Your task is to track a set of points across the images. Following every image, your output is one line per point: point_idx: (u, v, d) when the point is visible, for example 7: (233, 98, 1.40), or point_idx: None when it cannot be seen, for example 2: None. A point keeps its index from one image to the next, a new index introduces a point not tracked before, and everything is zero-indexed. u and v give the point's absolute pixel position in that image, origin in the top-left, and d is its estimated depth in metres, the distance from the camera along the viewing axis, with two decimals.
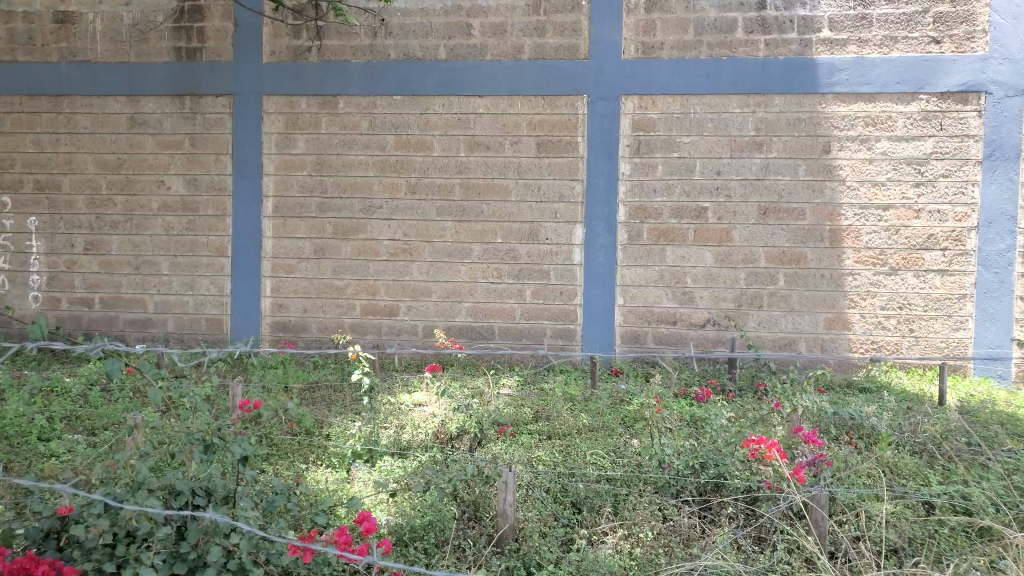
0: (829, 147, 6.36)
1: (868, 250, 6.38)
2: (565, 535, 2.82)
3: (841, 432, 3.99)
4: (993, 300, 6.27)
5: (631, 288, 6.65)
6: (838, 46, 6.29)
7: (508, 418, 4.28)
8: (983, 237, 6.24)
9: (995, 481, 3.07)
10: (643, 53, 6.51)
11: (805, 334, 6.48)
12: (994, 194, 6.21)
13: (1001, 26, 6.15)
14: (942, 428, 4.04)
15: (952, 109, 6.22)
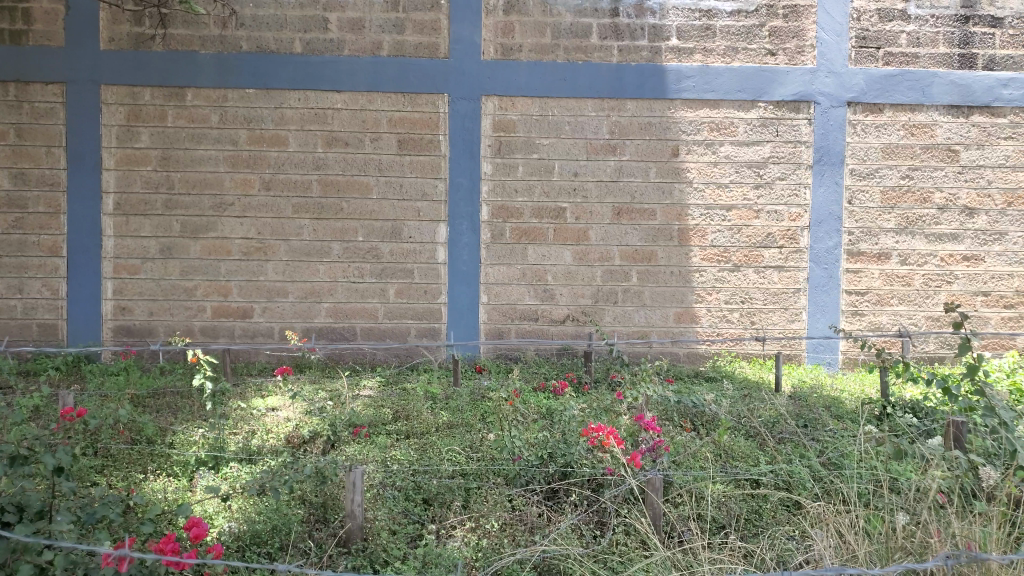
0: (677, 151, 6.70)
1: (713, 248, 6.78)
2: (414, 531, 2.83)
3: (683, 420, 4.23)
4: (822, 293, 6.82)
5: (494, 287, 6.74)
6: (685, 55, 6.65)
7: (365, 419, 4.23)
8: (814, 236, 6.78)
9: (815, 458, 3.35)
10: (502, 54, 6.61)
11: (657, 328, 6.81)
12: (823, 195, 6.76)
13: (827, 42, 6.66)
14: (772, 413, 4.37)
15: (786, 117, 6.71)
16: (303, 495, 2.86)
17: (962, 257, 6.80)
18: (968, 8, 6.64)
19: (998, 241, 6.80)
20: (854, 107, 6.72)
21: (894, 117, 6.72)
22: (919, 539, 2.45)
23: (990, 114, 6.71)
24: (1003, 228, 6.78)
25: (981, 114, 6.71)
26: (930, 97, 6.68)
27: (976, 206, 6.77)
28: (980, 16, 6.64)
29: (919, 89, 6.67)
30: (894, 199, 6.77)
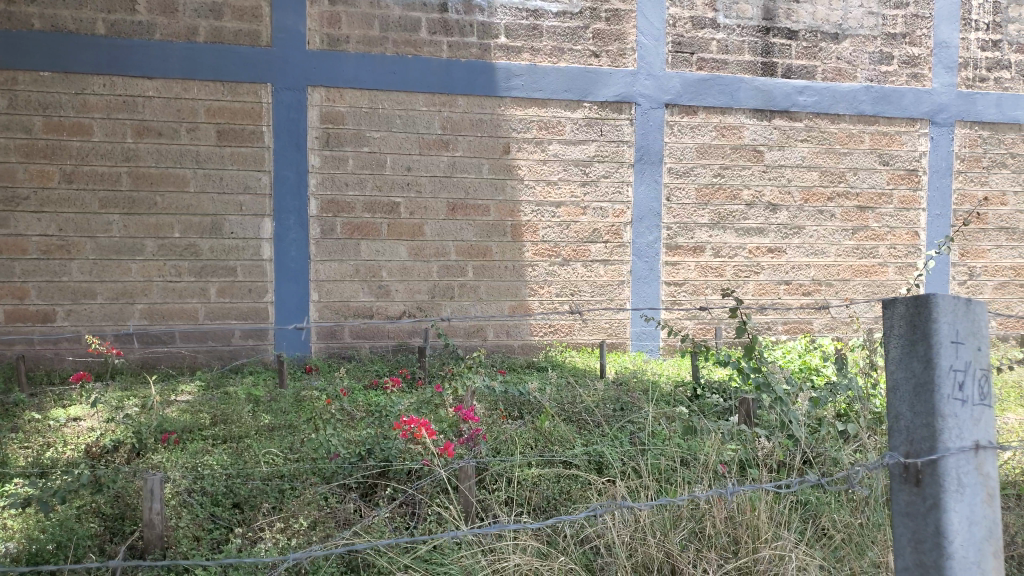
0: (508, 148, 6.84)
1: (543, 243, 6.98)
2: (220, 537, 2.73)
3: (510, 410, 4.33)
4: (644, 285, 7.20)
5: (325, 284, 6.56)
6: (514, 53, 6.79)
7: (177, 424, 4.00)
8: (636, 231, 7.14)
9: (625, 438, 3.54)
10: (329, 45, 6.45)
11: (492, 321, 6.93)
12: (644, 192, 7.13)
13: (646, 46, 7.02)
14: (594, 398, 4.57)
15: (609, 117, 7.02)
16: (98, 508, 2.77)
17: (766, 249, 7.41)
18: (769, 20, 7.23)
19: (797, 234, 7.46)
20: (671, 109, 7.13)
21: (707, 119, 7.20)
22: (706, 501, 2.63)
23: (789, 119, 7.34)
24: (801, 223, 7.45)
25: (781, 118, 7.32)
26: (737, 101, 7.21)
27: (778, 203, 7.39)
28: (779, 28, 7.25)
29: (728, 94, 7.19)
30: (707, 196, 7.26)
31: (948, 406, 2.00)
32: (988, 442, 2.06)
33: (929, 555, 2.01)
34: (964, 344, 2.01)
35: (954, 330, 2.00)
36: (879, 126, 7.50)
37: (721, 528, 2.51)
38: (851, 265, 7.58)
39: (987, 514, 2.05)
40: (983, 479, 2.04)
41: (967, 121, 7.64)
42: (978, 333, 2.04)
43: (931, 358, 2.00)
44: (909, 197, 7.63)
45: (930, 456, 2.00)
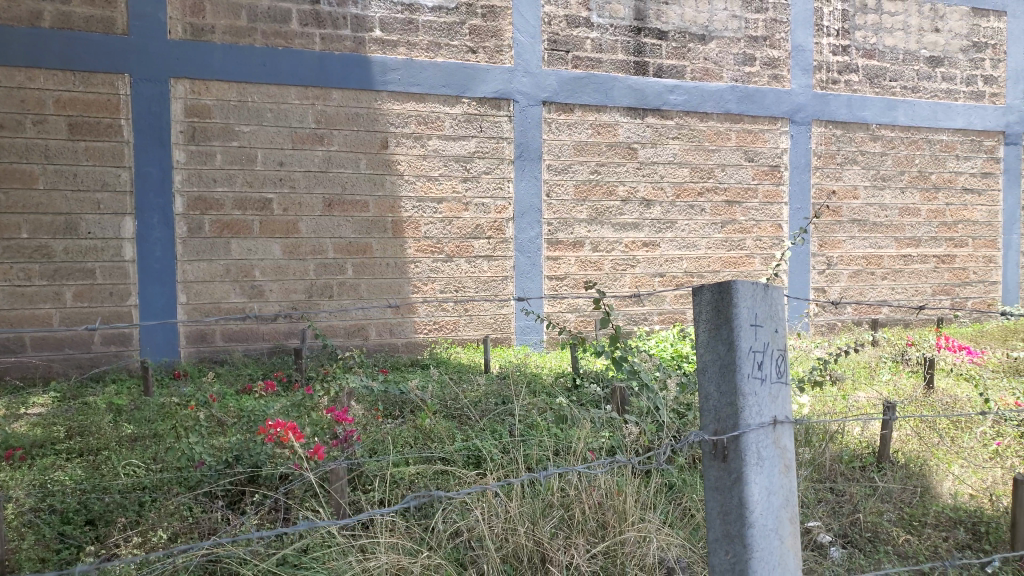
0: (386, 144, 6.75)
1: (425, 239, 6.92)
2: (69, 557, 2.56)
3: (390, 409, 4.27)
4: (528, 280, 7.29)
5: (194, 285, 6.26)
6: (390, 47, 6.70)
7: (26, 440, 3.72)
8: (517, 226, 7.21)
9: (502, 431, 3.57)
10: (192, 34, 6.15)
11: (374, 320, 6.82)
12: (525, 188, 7.20)
13: (522, 43, 7.09)
14: (478, 393, 4.57)
15: (488, 113, 7.06)
16: None
17: (643, 243, 7.66)
18: (640, 21, 7.46)
19: (671, 228, 7.74)
20: (549, 106, 7.23)
21: (583, 116, 7.35)
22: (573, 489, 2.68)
23: (661, 117, 7.61)
24: (674, 217, 7.74)
25: (654, 116, 7.58)
26: (612, 99, 7.41)
27: (652, 198, 7.65)
28: (650, 29, 7.50)
29: (602, 91, 7.37)
30: (586, 192, 7.42)
31: (748, 384, 1.84)
32: (785, 417, 1.93)
33: (732, 528, 1.87)
34: (765, 322, 1.86)
35: (754, 310, 1.84)
36: (743, 125, 7.89)
37: (588, 515, 2.57)
38: (720, 257, 7.95)
39: (783, 484, 1.94)
40: (780, 452, 1.93)
41: (822, 121, 8.16)
42: (776, 312, 1.90)
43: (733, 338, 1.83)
44: (772, 192, 8.08)
45: (731, 432, 1.84)
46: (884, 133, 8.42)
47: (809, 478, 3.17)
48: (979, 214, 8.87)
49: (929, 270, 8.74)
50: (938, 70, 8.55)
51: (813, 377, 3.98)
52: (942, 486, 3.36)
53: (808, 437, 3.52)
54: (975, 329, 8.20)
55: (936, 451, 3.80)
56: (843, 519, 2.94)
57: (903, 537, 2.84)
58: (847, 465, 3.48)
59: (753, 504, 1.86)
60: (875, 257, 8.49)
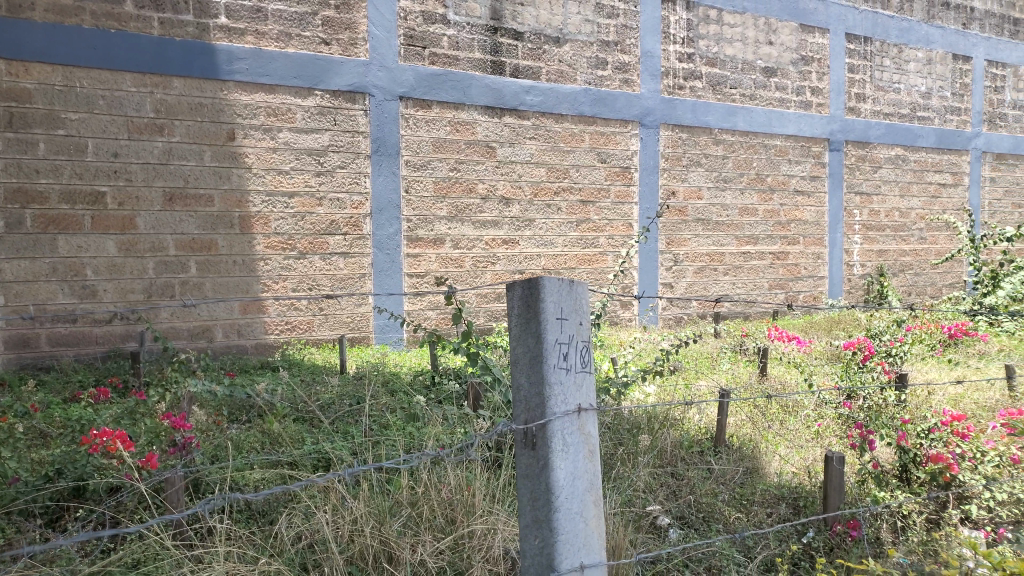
0: (233, 135, 6.45)
1: (277, 235, 6.69)
2: None
3: (237, 413, 4.10)
4: (386, 277, 7.18)
5: (15, 285, 5.77)
6: (236, 36, 6.40)
7: None
8: (375, 223, 7.09)
9: (354, 432, 3.53)
10: (8, 11, 5.63)
11: (221, 320, 6.53)
12: (382, 184, 7.09)
13: (377, 37, 6.98)
14: (332, 393, 4.47)
15: (343, 107, 6.89)
16: None
17: (501, 241, 7.75)
18: (496, 20, 7.54)
19: (529, 226, 7.89)
20: (406, 102, 7.15)
21: (440, 113, 7.33)
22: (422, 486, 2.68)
23: (518, 116, 7.73)
24: (531, 216, 7.89)
25: (511, 116, 7.68)
26: (469, 97, 7.44)
27: (510, 196, 7.76)
28: (506, 29, 7.60)
29: (460, 89, 7.39)
30: (444, 189, 7.40)
31: (555, 374, 1.84)
32: (592, 407, 1.94)
33: (540, 513, 1.85)
34: (572, 314, 1.87)
35: (560, 303, 1.85)
36: (597, 127, 8.17)
37: (436, 510, 2.59)
38: (576, 254, 8.19)
39: (591, 470, 1.94)
40: (585, 438, 1.91)
41: (669, 124, 8.58)
42: (583, 305, 1.91)
43: (540, 330, 1.82)
44: (624, 192, 8.42)
45: (538, 421, 1.83)
46: (725, 138, 8.96)
47: (651, 464, 3.32)
48: (808, 215, 9.65)
49: (765, 266, 9.41)
50: (772, 80, 9.20)
51: (658, 368, 4.18)
52: (770, 467, 3.63)
53: (652, 425, 3.69)
54: (805, 320, 8.92)
55: (766, 434, 4.11)
56: (680, 502, 3.11)
57: (733, 515, 3.04)
58: (686, 450, 3.68)
59: (561, 491, 1.84)
60: (718, 254, 9.05)
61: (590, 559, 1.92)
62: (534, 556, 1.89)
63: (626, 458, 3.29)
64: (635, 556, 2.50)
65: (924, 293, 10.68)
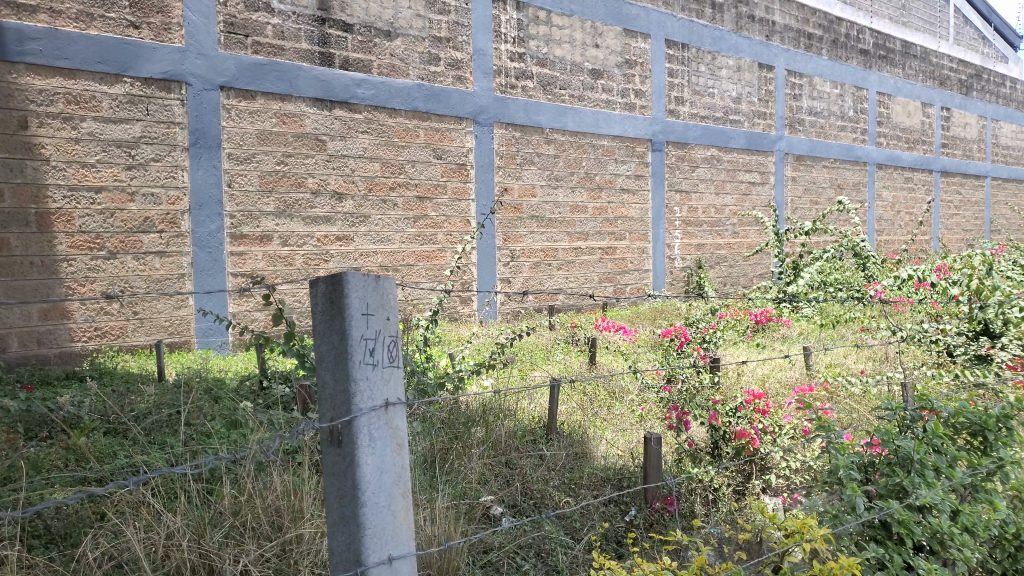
0: (26, 123, 5.88)
1: (82, 233, 6.17)
2: None
3: (37, 428, 3.74)
4: (209, 276, 6.79)
5: None
6: (27, 14, 5.82)
7: None
8: (195, 219, 6.69)
9: (172, 443, 3.33)
10: None
11: (17, 328, 5.93)
12: (202, 178, 6.70)
13: (194, 22, 6.56)
14: (149, 402, 4.18)
15: (156, 96, 6.44)
16: None
17: (335, 238, 7.56)
18: (324, 11, 7.33)
19: (363, 223, 7.75)
20: (227, 91, 6.78)
21: (266, 105, 7.02)
22: (241, 495, 2.57)
23: (349, 110, 7.55)
24: (366, 212, 7.75)
25: (341, 109, 7.49)
26: (296, 89, 7.18)
27: (342, 191, 7.57)
28: (334, 20, 7.40)
29: (286, 80, 7.12)
30: (272, 183, 7.11)
31: (361, 371, 1.64)
32: (402, 400, 1.74)
33: (347, 509, 1.66)
34: (379, 310, 1.68)
35: (366, 296, 1.65)
36: (430, 123, 8.15)
37: (260, 517, 2.49)
38: (413, 250, 8.15)
39: (399, 463, 1.74)
40: (393, 433, 1.71)
41: (502, 122, 8.73)
42: (390, 298, 1.72)
43: (344, 326, 1.63)
44: (460, 189, 8.47)
45: (343, 418, 1.63)
46: (556, 137, 9.25)
47: (484, 455, 3.38)
48: (633, 211, 10.17)
49: (595, 260, 9.83)
50: (599, 82, 9.62)
51: (493, 360, 4.23)
52: (598, 451, 3.80)
53: (486, 417, 3.74)
54: (632, 311, 9.41)
55: (594, 419, 4.30)
56: (512, 490, 3.19)
57: (563, 499, 3.15)
58: (520, 439, 3.76)
59: (369, 488, 1.66)
60: (551, 250, 9.34)
61: (401, 553, 1.74)
62: (341, 553, 1.70)
63: (461, 452, 3.32)
64: (466, 548, 2.52)
65: (736, 283, 11.60)
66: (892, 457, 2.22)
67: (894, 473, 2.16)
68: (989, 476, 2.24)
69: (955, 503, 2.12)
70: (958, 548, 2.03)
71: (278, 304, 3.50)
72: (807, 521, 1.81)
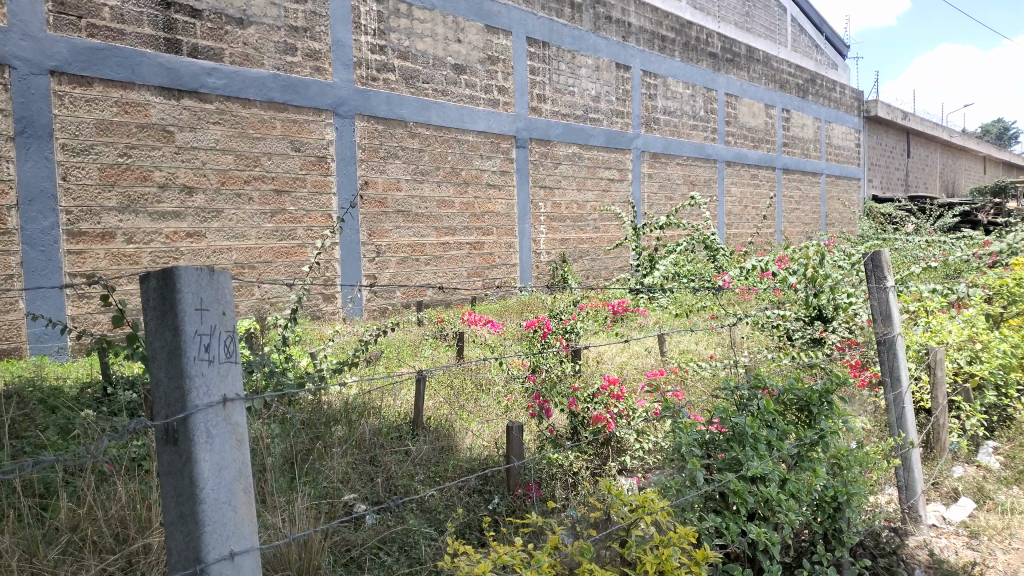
0: None
1: None
2: None
3: None
4: (41, 277, 6.29)
5: None
6: None
7: None
8: (24, 215, 6.17)
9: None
10: None
11: None
12: (31, 170, 6.18)
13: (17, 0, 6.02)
14: None
15: None
16: None
17: (185, 234, 7.17)
18: None
19: (217, 218, 7.40)
20: (58, 77, 6.28)
21: (105, 92, 6.56)
22: (78, 509, 2.41)
23: (199, 99, 7.18)
24: (219, 206, 7.41)
25: (190, 99, 7.12)
26: (139, 76, 6.75)
27: (192, 185, 7.20)
28: (180, 5, 7.01)
29: (127, 67, 6.68)
30: (113, 176, 6.66)
31: (196, 367, 1.48)
32: (242, 395, 1.59)
33: (185, 508, 1.50)
34: (214, 305, 1.52)
35: (200, 289, 1.49)
36: (288, 114, 7.89)
37: (101, 530, 2.35)
38: (271, 246, 7.87)
39: (240, 459, 1.58)
40: (233, 430, 1.55)
41: (364, 115, 8.58)
42: (225, 292, 1.57)
43: (176, 321, 1.47)
44: (320, 182, 8.25)
45: (177, 416, 1.46)
46: (420, 131, 9.20)
47: (347, 453, 3.33)
48: (499, 206, 10.29)
49: (462, 255, 9.87)
50: (462, 77, 9.65)
51: (357, 357, 4.18)
52: (464, 443, 3.85)
53: (349, 416, 3.68)
54: (499, 304, 9.53)
55: (460, 413, 4.33)
56: (375, 487, 3.17)
57: (426, 491, 3.17)
58: (385, 436, 3.72)
59: (209, 485, 1.49)
60: (417, 245, 9.29)
61: (245, 548, 1.57)
62: (178, 554, 1.52)
63: (322, 452, 3.25)
64: (327, 547, 2.48)
65: (599, 276, 12.00)
66: (731, 434, 2.37)
67: (732, 448, 2.31)
68: (813, 446, 2.44)
69: (782, 472, 2.31)
70: (784, 513, 2.23)
71: (117, 303, 3.28)
72: (650, 494, 1.89)
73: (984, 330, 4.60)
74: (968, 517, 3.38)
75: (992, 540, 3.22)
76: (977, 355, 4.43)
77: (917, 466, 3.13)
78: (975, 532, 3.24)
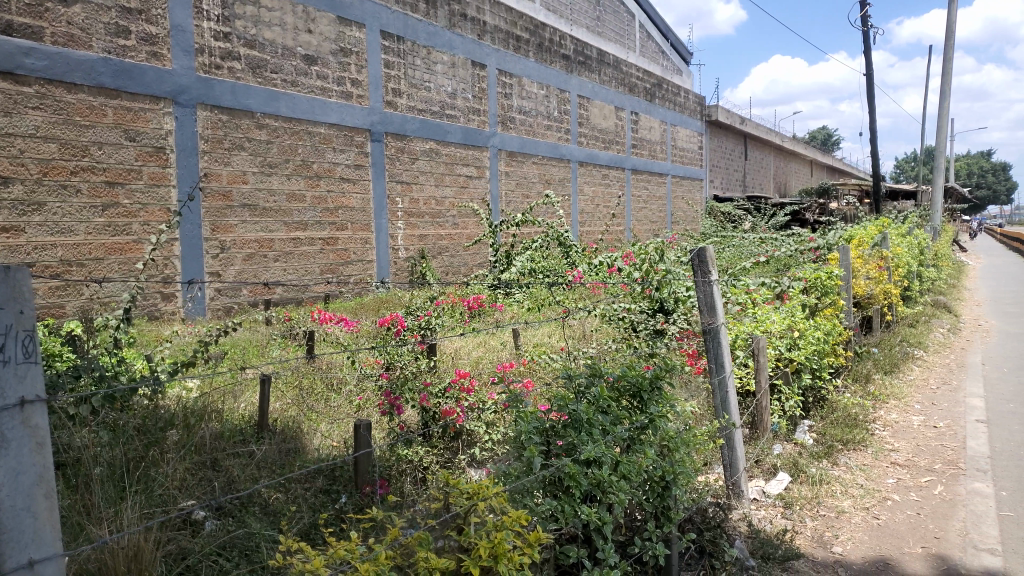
0: None
1: None
2: None
3: None
4: None
5: None
6: None
7: None
8: None
9: None
10: None
11: None
12: None
13: None
14: None
15: None
16: None
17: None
18: None
19: (38, 211, 6.82)
20: None
21: None
22: None
23: (15, 82, 6.60)
24: (41, 199, 6.84)
25: (4, 80, 6.54)
26: None
27: (9, 175, 6.62)
28: None
29: None
30: None
31: None
32: (44, 397, 1.49)
33: None
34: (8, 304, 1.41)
35: None
36: (120, 101, 7.38)
37: None
38: (103, 243, 7.33)
39: (40, 464, 1.48)
40: (29, 434, 1.44)
41: (206, 105, 8.15)
42: (23, 291, 1.46)
43: None
44: (158, 174, 7.75)
45: None
46: (268, 123, 8.87)
47: (185, 460, 3.19)
48: (354, 201, 10.10)
49: (315, 251, 9.62)
50: (313, 69, 9.39)
51: (198, 359, 3.99)
52: (312, 444, 3.79)
53: (187, 420, 3.51)
54: (355, 301, 9.36)
55: (309, 413, 4.25)
56: (214, 491, 3.05)
57: (270, 493, 3.10)
58: (228, 440, 3.59)
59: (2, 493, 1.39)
60: (266, 241, 8.96)
61: (46, 556, 1.48)
62: None
63: (157, 459, 3.09)
64: (159, 557, 2.37)
65: (457, 272, 12.05)
66: (567, 422, 2.47)
67: (567, 435, 2.41)
68: (644, 430, 2.61)
69: (615, 456, 2.45)
70: (616, 493, 2.37)
71: None
72: (484, 482, 1.94)
73: (802, 320, 5.03)
74: (784, 490, 3.72)
75: (802, 508, 3.60)
76: (795, 342, 4.84)
77: (740, 445, 3.41)
78: (789, 503, 3.59)
